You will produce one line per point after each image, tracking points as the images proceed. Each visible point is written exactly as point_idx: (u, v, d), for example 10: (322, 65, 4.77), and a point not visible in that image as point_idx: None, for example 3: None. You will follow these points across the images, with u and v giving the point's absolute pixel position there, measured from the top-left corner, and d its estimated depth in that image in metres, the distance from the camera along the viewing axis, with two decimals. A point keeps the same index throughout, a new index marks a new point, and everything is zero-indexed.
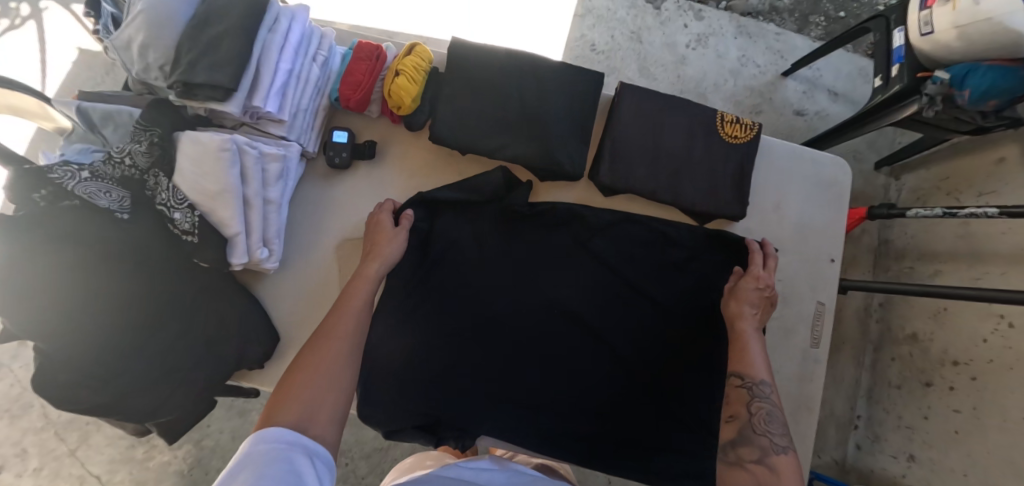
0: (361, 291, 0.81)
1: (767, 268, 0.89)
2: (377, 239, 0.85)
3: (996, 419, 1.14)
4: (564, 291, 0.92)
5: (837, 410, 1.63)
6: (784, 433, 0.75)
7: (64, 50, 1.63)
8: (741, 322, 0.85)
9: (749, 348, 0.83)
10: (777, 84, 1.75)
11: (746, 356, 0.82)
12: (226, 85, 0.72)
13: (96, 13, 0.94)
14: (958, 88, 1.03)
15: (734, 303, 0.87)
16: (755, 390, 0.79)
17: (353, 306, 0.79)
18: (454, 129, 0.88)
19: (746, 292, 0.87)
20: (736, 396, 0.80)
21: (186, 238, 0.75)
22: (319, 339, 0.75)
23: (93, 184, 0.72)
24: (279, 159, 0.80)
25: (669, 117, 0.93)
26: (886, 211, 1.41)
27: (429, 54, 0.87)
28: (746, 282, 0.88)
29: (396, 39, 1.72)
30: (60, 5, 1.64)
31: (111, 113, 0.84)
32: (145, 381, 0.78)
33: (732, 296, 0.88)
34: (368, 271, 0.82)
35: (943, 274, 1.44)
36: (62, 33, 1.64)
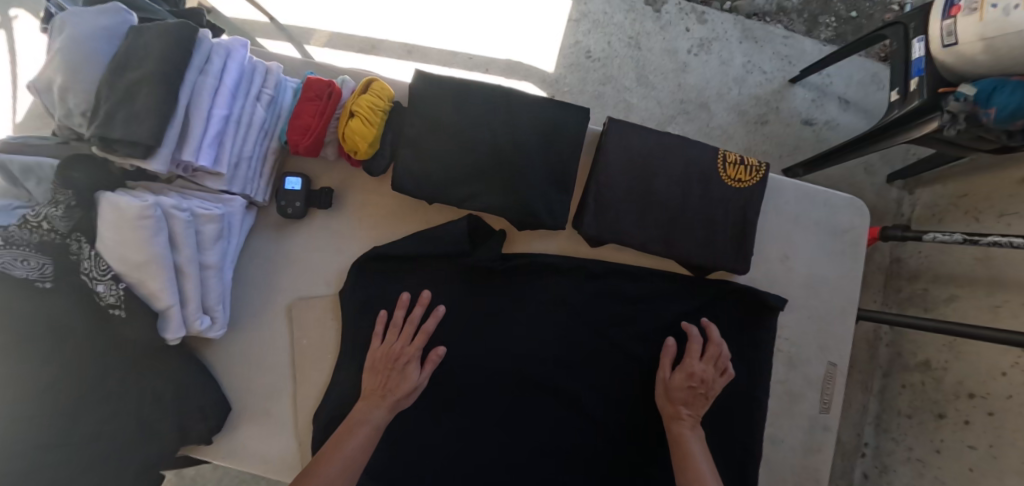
0: (348, 446, 0.71)
1: (704, 358, 0.80)
2: (389, 379, 0.75)
3: (1016, 462, 1.05)
4: (545, 354, 0.83)
5: (843, 437, 1.53)
6: None
7: (33, 60, 1.53)
8: (678, 426, 0.78)
9: (690, 453, 0.75)
10: (785, 92, 1.63)
11: (690, 466, 0.74)
12: (146, 142, 0.62)
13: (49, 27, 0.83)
14: (983, 105, 0.91)
15: (668, 404, 0.80)
16: None
17: (340, 458, 0.70)
18: (418, 174, 0.77)
19: (676, 387, 0.80)
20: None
21: (112, 312, 0.67)
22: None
23: (6, 253, 0.64)
24: (215, 219, 0.70)
25: (663, 158, 0.82)
26: (900, 235, 1.30)
27: (388, 90, 0.77)
28: (677, 375, 0.80)
29: (381, 47, 1.61)
30: (31, 14, 1.53)
31: (30, 166, 0.74)
32: (76, 466, 0.69)
33: (665, 395, 0.80)
34: (371, 416, 0.74)
35: (959, 300, 1.34)
36: (32, 44, 1.53)
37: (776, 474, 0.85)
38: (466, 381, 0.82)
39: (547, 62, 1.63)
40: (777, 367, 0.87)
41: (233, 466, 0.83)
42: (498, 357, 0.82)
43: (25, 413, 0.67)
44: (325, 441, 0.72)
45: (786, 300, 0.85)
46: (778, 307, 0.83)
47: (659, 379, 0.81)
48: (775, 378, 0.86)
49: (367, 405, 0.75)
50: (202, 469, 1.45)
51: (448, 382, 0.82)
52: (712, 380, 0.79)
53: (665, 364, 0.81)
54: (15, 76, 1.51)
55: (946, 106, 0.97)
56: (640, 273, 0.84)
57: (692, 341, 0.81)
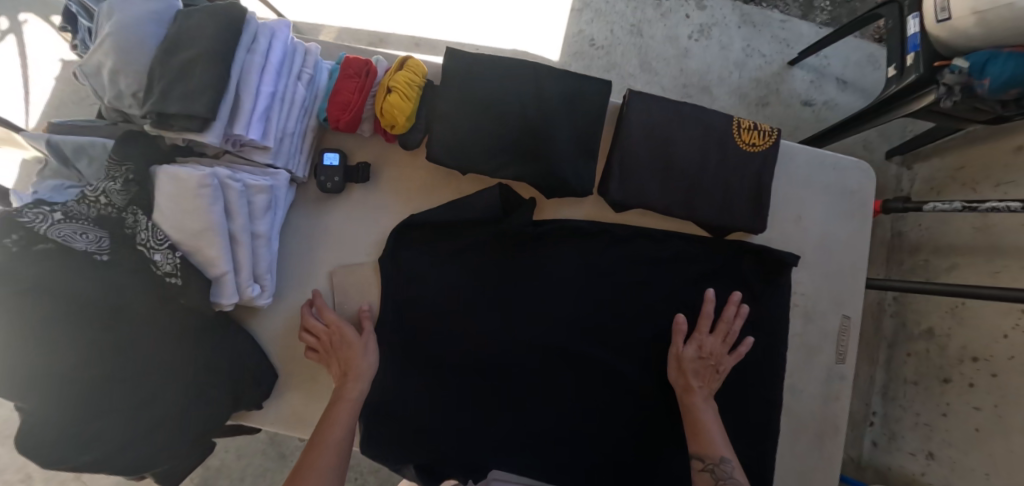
0: (333, 436, 0.74)
1: (716, 332, 0.84)
2: (347, 353, 0.78)
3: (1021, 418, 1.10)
4: (574, 316, 0.86)
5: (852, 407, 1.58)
6: None
7: (45, 64, 1.56)
8: (690, 396, 0.81)
9: (702, 423, 0.79)
10: (784, 74, 1.68)
11: (703, 435, 0.78)
12: (203, 115, 0.67)
13: (73, 28, 0.89)
14: (978, 76, 0.97)
15: (679, 375, 0.83)
16: (719, 471, 0.76)
17: (331, 440, 0.74)
18: (451, 147, 0.82)
19: (688, 360, 0.83)
20: (700, 479, 0.77)
21: (167, 281, 0.68)
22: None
23: (67, 226, 0.66)
24: (265, 190, 0.73)
25: (682, 127, 0.87)
26: (901, 207, 1.35)
27: (422, 67, 0.81)
28: (689, 347, 0.84)
29: (388, 41, 1.65)
30: (39, 17, 1.54)
31: (83, 145, 0.78)
32: (138, 432, 0.73)
33: (677, 368, 0.83)
34: (348, 395, 0.77)
35: (960, 268, 1.39)
36: (42, 46, 1.56)
37: (799, 424, 0.89)
38: (500, 344, 0.85)
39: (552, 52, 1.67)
40: (794, 322, 0.91)
41: (280, 431, 0.88)
42: (529, 320, 0.85)
43: (79, 389, 0.68)
44: (306, 440, 0.73)
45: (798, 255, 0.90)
46: (792, 263, 0.87)
47: (672, 352, 0.84)
48: (793, 332, 0.91)
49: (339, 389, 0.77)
50: (226, 460, 1.48)
51: (486, 344, 0.84)
52: (721, 352, 0.83)
53: (677, 338, 0.83)
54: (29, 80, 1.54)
55: (941, 79, 1.01)
56: (664, 235, 0.88)
57: (706, 315, 0.84)
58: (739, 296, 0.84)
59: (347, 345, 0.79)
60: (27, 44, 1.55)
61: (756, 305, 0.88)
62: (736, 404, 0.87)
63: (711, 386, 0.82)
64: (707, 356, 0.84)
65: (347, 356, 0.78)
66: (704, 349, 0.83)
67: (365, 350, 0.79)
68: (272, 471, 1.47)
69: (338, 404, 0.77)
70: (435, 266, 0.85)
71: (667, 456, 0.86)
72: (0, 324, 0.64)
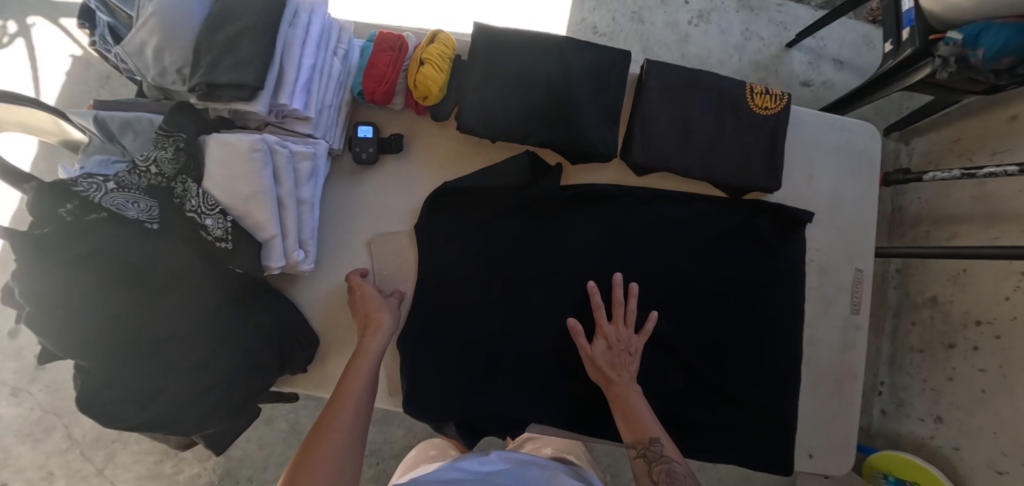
0: (355, 388, 0.73)
1: (615, 319, 0.86)
2: (369, 312, 0.82)
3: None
4: (602, 276, 0.90)
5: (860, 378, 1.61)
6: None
7: (56, 67, 1.58)
8: (615, 387, 0.82)
9: (628, 409, 0.80)
10: (782, 56, 1.72)
11: (631, 421, 0.79)
12: (252, 84, 0.70)
13: (91, 25, 0.97)
14: (971, 47, 1.01)
15: (597, 371, 0.84)
16: (651, 453, 0.76)
17: (354, 390, 0.73)
18: (481, 117, 0.85)
19: (597, 355, 0.84)
20: (637, 467, 0.76)
21: (218, 245, 0.72)
22: (316, 448, 0.65)
23: (120, 195, 0.70)
24: (309, 157, 0.77)
25: (698, 94, 0.91)
26: (902, 178, 1.39)
27: (452, 41, 0.85)
28: (597, 343, 0.85)
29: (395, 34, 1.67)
30: (48, 20, 1.57)
31: (131, 121, 0.82)
32: (195, 390, 0.75)
33: (592, 366, 0.84)
34: (367, 348, 0.77)
35: (960, 237, 1.43)
36: (53, 49, 1.57)
37: (818, 373, 0.94)
38: (531, 305, 0.89)
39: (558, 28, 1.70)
40: (810, 276, 0.95)
41: (323, 395, 0.92)
42: (558, 282, 0.89)
43: (135, 351, 0.71)
44: (326, 394, 0.72)
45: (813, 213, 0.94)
46: (806, 220, 0.91)
47: (582, 352, 0.85)
48: (809, 285, 0.95)
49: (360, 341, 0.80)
50: (249, 449, 1.50)
51: (520, 303, 0.88)
52: (629, 337, 0.85)
53: (577, 337, 0.84)
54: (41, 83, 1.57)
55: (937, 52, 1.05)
56: (684, 196, 0.92)
57: (598, 307, 0.86)
58: (621, 276, 0.87)
59: (369, 306, 0.83)
60: (36, 47, 1.58)
61: (775, 260, 0.92)
62: (759, 355, 0.91)
63: (625, 374, 0.83)
64: (615, 344, 0.85)
65: (368, 314, 0.82)
66: (609, 340, 0.85)
67: (383, 309, 0.82)
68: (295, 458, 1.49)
69: (358, 357, 0.77)
70: (467, 230, 0.88)
71: (694, 405, 0.90)
72: (57, 287, 0.65)
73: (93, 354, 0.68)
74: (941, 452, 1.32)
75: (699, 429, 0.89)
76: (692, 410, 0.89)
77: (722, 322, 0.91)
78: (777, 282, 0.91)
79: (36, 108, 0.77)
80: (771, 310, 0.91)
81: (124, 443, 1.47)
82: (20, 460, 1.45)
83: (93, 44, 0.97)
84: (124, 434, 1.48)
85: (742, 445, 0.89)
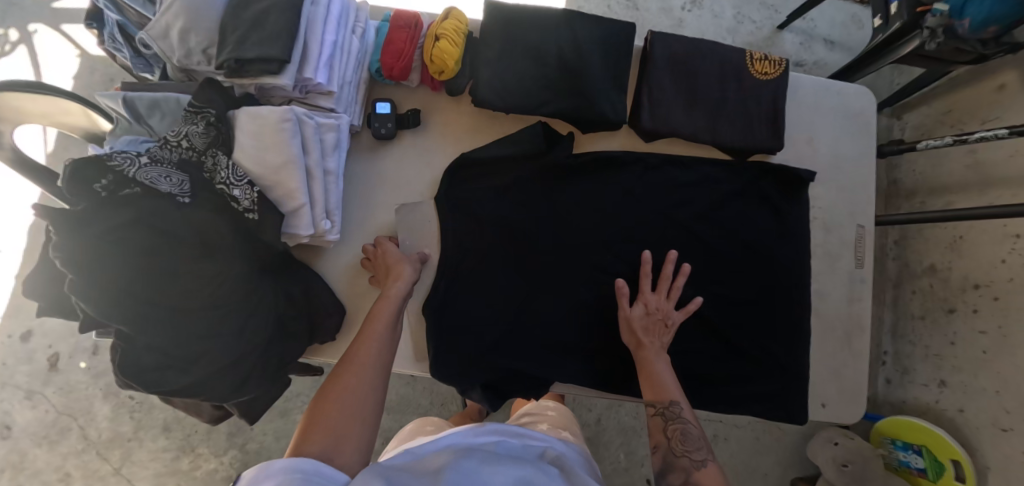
0: (380, 321, 0.74)
1: (659, 290, 0.88)
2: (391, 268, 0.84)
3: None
4: (617, 239, 0.93)
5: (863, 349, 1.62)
6: (706, 449, 0.74)
7: (58, 73, 1.59)
8: (645, 351, 0.85)
9: (655, 372, 0.82)
10: (775, 38, 1.76)
11: (655, 382, 0.81)
12: (280, 57, 0.74)
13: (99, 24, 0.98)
14: (958, 16, 1.05)
15: (632, 334, 0.86)
16: (669, 413, 0.78)
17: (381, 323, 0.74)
18: (495, 89, 0.89)
19: (635, 318, 0.86)
20: (652, 424, 0.79)
21: (246, 216, 0.76)
22: (344, 378, 0.65)
23: (153, 169, 0.72)
24: (334, 128, 0.81)
25: (701, 62, 0.95)
26: (896, 149, 1.41)
27: (465, 17, 0.88)
28: (636, 308, 0.87)
29: None
30: (49, 27, 1.59)
31: (158, 101, 0.84)
32: (228, 359, 0.78)
33: (628, 328, 0.86)
34: (389, 291, 0.79)
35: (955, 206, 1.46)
36: (55, 55, 1.59)
37: (827, 324, 0.98)
38: (549, 268, 0.92)
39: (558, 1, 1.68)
40: (816, 233, 0.99)
41: None
42: (574, 246, 0.93)
43: (171, 319, 0.75)
44: (353, 330, 0.72)
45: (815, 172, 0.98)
46: (809, 180, 0.95)
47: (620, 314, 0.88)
48: (815, 242, 0.99)
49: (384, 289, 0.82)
50: (265, 442, 1.51)
51: (540, 266, 0.92)
52: (668, 306, 0.87)
53: (620, 293, 0.86)
54: None
55: (924, 24, 1.09)
56: (692, 160, 0.96)
57: (646, 276, 0.88)
58: (675, 254, 0.88)
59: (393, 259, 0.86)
60: (38, 53, 1.60)
61: (781, 218, 0.96)
62: (772, 311, 0.94)
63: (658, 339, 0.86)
64: (653, 313, 0.88)
65: (387, 268, 0.85)
66: (645, 306, 0.87)
67: (403, 263, 0.85)
68: None
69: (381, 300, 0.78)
70: (485, 197, 0.92)
71: (710, 361, 0.93)
72: (95, 258, 0.70)
73: (131, 321, 0.72)
74: (947, 415, 1.35)
75: (715, 383, 0.92)
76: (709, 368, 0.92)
77: (733, 281, 0.95)
78: (784, 240, 0.95)
79: (58, 96, 0.81)
80: (778, 265, 0.95)
81: (139, 441, 1.48)
82: (37, 463, 1.46)
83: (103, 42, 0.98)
84: (138, 433, 1.49)
85: (756, 398, 0.92)
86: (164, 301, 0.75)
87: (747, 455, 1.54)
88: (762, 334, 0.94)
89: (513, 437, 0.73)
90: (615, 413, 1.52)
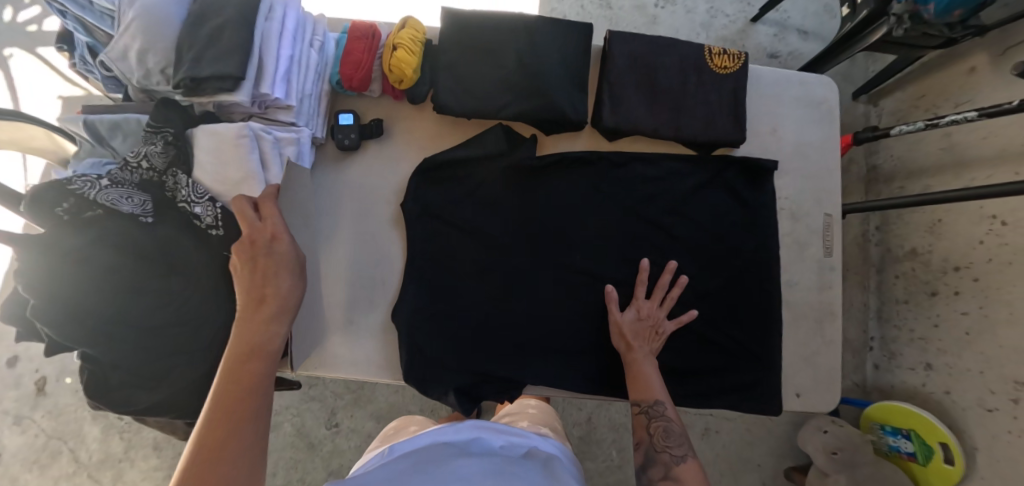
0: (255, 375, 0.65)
1: (653, 297, 0.90)
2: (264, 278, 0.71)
3: (1003, 313, 1.14)
4: (585, 237, 0.94)
5: (850, 335, 1.59)
6: (687, 445, 0.75)
7: (45, 100, 1.56)
8: (633, 352, 0.85)
9: (644, 374, 0.83)
10: (748, 31, 1.66)
11: (642, 383, 0.82)
12: (235, 73, 0.74)
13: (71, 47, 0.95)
14: (923, 3, 1.06)
15: (620, 336, 0.87)
16: (652, 411, 0.79)
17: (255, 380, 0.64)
18: (455, 95, 0.90)
19: (624, 325, 0.87)
20: (636, 421, 0.79)
21: (210, 233, 0.78)
22: (215, 448, 0.57)
23: (114, 190, 0.73)
24: (293, 142, 0.81)
25: (659, 59, 0.95)
26: (871, 135, 1.31)
27: (422, 25, 0.89)
28: (628, 313, 0.88)
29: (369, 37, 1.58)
30: (25, 50, 1.56)
31: (119, 122, 0.83)
32: (196, 378, 0.77)
33: (619, 332, 0.87)
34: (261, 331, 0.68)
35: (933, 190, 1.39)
36: (35, 80, 1.56)
37: (798, 312, 0.98)
38: (519, 270, 0.92)
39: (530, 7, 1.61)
40: (783, 223, 1.00)
41: (320, 375, 0.92)
42: (543, 247, 0.93)
43: (137, 340, 0.76)
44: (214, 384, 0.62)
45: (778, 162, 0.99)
46: (770, 169, 0.96)
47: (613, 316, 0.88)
48: (783, 232, 1.00)
49: (251, 317, 0.69)
50: None
51: (507, 267, 0.92)
52: (660, 314, 0.89)
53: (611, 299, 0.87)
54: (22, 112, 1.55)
55: (891, 11, 1.11)
56: (657, 156, 0.96)
57: (641, 282, 0.90)
58: (674, 265, 0.90)
59: (287, 264, 0.73)
60: (15, 77, 1.57)
61: (748, 210, 0.96)
62: (741, 302, 0.95)
63: (646, 343, 0.87)
64: (645, 319, 0.89)
65: (272, 273, 0.71)
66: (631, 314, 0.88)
67: (283, 272, 0.73)
68: (302, 461, 1.46)
69: (244, 343, 0.67)
70: (452, 203, 0.93)
71: (683, 355, 0.93)
72: (62, 282, 0.71)
73: (97, 341, 0.72)
74: (934, 398, 1.33)
75: (688, 379, 0.93)
76: (685, 366, 0.93)
77: (703, 274, 0.95)
78: (750, 231, 0.96)
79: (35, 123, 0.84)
80: (747, 256, 0.96)
81: (130, 461, 1.46)
82: None
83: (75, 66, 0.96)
84: (129, 453, 1.48)
85: (729, 389, 0.93)
86: (129, 322, 0.75)
87: (739, 446, 1.54)
88: (733, 326, 0.94)
89: (492, 432, 0.72)
90: (605, 410, 1.52)
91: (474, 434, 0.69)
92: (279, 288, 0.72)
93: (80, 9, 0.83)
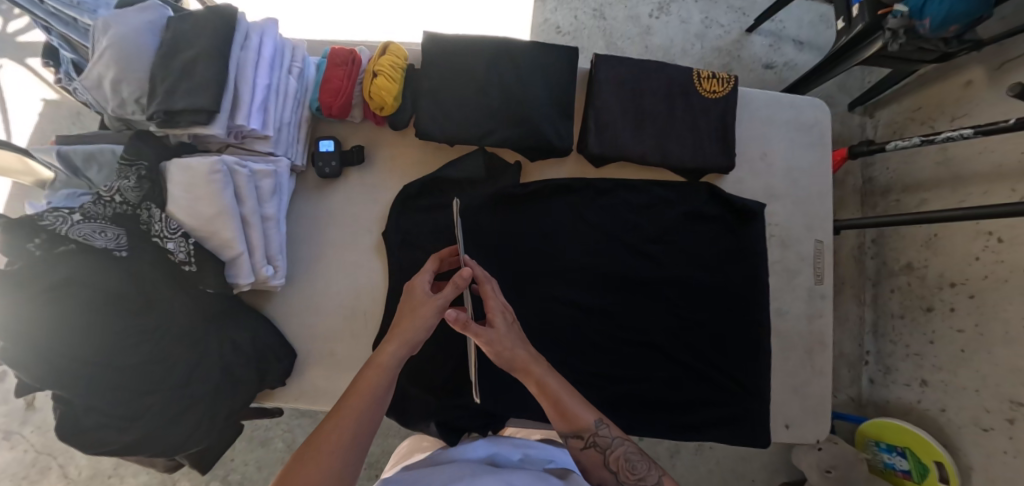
0: (363, 396, 0.65)
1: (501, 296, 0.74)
2: (406, 310, 0.71)
3: (999, 333, 1.08)
4: (573, 265, 0.93)
5: (845, 349, 1.51)
6: (648, 463, 0.69)
7: (31, 110, 1.50)
8: (533, 372, 0.70)
9: (561, 396, 0.70)
10: (744, 41, 1.54)
11: (567, 411, 0.70)
12: (209, 107, 0.73)
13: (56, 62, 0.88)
14: (918, 18, 0.99)
15: (512, 355, 0.70)
16: (598, 439, 0.70)
17: (364, 407, 0.64)
18: (436, 121, 0.88)
19: (504, 344, 0.69)
20: (588, 458, 0.70)
21: (183, 268, 0.76)
22: (306, 465, 0.58)
23: (87, 225, 0.69)
24: (270, 175, 0.82)
25: (645, 83, 0.94)
26: (867, 150, 1.23)
27: (403, 51, 0.88)
28: (499, 323, 0.70)
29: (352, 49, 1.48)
30: (15, 61, 1.49)
31: (93, 153, 0.82)
32: (176, 410, 0.79)
33: (508, 357, 0.69)
34: (381, 360, 0.67)
35: (929, 203, 1.32)
36: (24, 91, 1.50)
37: (787, 341, 0.97)
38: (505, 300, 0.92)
39: (522, 31, 1.51)
40: (773, 250, 0.98)
41: (305, 406, 0.92)
42: (531, 275, 0.93)
43: (116, 379, 0.74)
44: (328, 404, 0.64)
45: (763, 203, 0.97)
46: (756, 210, 0.94)
47: (483, 338, 0.68)
48: (772, 259, 0.98)
49: (382, 344, 0.69)
50: (247, 473, 1.40)
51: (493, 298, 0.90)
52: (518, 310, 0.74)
53: (469, 324, 0.67)
54: (10, 123, 1.49)
55: (886, 25, 1.03)
56: (645, 184, 0.95)
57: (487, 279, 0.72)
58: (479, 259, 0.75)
59: (416, 304, 0.71)
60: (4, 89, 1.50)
61: (737, 239, 0.95)
62: (730, 331, 0.94)
63: (528, 349, 0.72)
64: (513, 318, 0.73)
65: (411, 313, 0.70)
66: (501, 326, 0.70)
67: (419, 310, 0.70)
68: None
69: (370, 369, 0.67)
70: (437, 231, 0.93)
71: (668, 387, 0.92)
72: (43, 319, 0.68)
73: (69, 386, 0.70)
74: (929, 415, 1.26)
75: (674, 412, 0.92)
76: (675, 399, 0.92)
77: (691, 303, 0.94)
78: (738, 259, 0.94)
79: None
80: (736, 285, 0.94)
81: (120, 477, 1.39)
82: None
83: (60, 82, 0.89)
84: (120, 468, 1.40)
85: (715, 420, 0.92)
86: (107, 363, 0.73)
87: (733, 461, 1.46)
88: (719, 356, 0.93)
89: (509, 447, 0.78)
90: None
91: (493, 449, 0.77)
92: (413, 322, 0.69)
93: (63, 26, 0.79)
